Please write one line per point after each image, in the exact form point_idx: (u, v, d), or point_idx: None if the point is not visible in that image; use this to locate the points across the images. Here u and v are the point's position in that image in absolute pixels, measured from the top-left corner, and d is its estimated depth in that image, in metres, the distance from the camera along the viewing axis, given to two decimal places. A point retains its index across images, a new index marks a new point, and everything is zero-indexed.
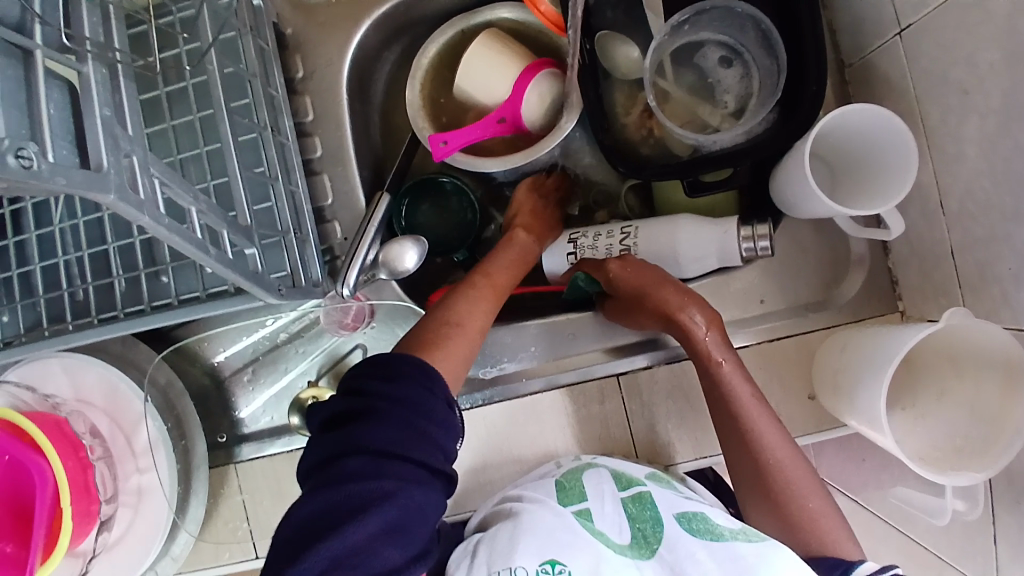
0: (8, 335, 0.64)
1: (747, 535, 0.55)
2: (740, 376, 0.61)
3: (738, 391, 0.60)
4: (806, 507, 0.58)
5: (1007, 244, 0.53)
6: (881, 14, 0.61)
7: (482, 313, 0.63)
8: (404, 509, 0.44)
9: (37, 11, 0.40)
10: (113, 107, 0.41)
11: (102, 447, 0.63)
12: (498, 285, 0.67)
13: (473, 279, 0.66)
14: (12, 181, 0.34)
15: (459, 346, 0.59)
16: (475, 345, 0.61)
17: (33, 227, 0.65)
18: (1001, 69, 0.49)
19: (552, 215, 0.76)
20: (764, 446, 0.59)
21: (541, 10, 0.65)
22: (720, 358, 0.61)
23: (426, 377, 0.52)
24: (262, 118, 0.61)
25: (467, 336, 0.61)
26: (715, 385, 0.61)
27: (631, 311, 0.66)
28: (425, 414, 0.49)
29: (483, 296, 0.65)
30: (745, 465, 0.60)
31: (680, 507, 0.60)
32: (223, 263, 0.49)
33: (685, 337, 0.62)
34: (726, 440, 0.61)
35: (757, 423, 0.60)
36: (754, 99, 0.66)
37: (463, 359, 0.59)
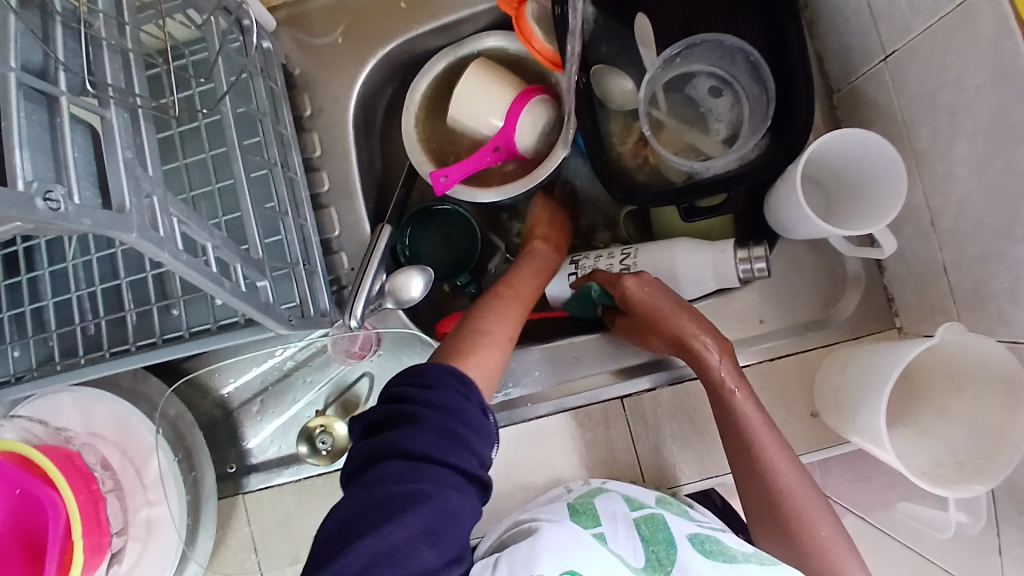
0: (20, 370, 0.65)
1: (760, 559, 0.57)
2: (752, 403, 0.62)
3: (751, 419, 0.61)
4: (818, 535, 0.59)
5: (1000, 259, 0.54)
6: (867, 43, 0.64)
7: (512, 323, 0.65)
8: (441, 512, 0.45)
9: (61, 59, 0.42)
10: (134, 149, 0.43)
11: (113, 480, 0.63)
12: (525, 296, 0.69)
13: (492, 296, 0.68)
14: (41, 222, 0.36)
15: (489, 361, 0.61)
16: (505, 356, 0.63)
17: (45, 263, 0.66)
18: (988, 91, 0.51)
19: (565, 225, 0.78)
20: (776, 474, 0.60)
21: (536, 46, 0.68)
22: (733, 386, 0.62)
23: (463, 385, 0.53)
24: (272, 154, 0.63)
25: (501, 345, 0.63)
26: (727, 412, 0.62)
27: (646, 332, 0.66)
28: (465, 423, 0.51)
29: (516, 308, 0.67)
30: (756, 490, 0.61)
31: (691, 529, 0.61)
32: (235, 295, 0.51)
33: (699, 363, 0.64)
34: (737, 465, 0.62)
35: (769, 451, 0.60)
36: (746, 124, 0.68)
37: (495, 367, 0.61)
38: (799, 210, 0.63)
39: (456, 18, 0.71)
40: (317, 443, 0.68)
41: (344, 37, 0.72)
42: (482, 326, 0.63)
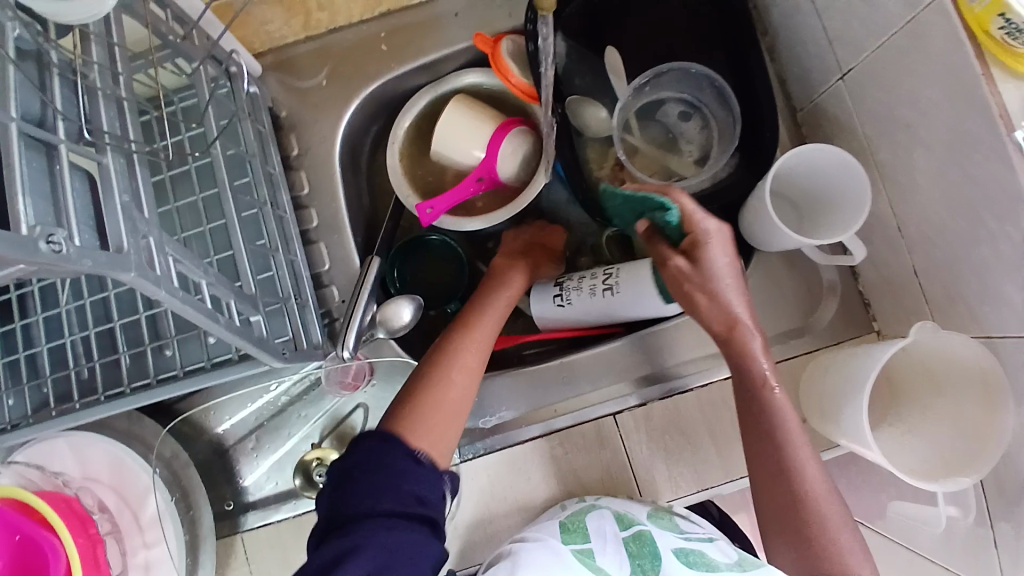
0: (15, 417, 0.65)
1: (742, 567, 0.61)
2: (790, 408, 0.61)
3: (786, 419, 0.60)
4: (837, 542, 0.57)
5: (967, 260, 0.57)
6: (825, 64, 0.67)
7: (475, 353, 0.65)
8: (376, 557, 0.48)
9: (59, 108, 0.44)
10: (131, 194, 0.44)
11: (110, 522, 0.64)
12: (490, 317, 0.69)
13: (457, 337, 0.66)
14: (44, 265, 0.37)
15: (447, 420, 0.60)
16: (466, 409, 0.62)
17: (38, 310, 0.67)
18: (940, 103, 0.54)
19: (540, 239, 0.79)
20: (806, 477, 0.59)
21: (513, 81, 0.71)
22: (774, 388, 0.61)
23: (385, 439, 0.56)
24: (262, 194, 0.65)
25: (465, 385, 0.63)
26: (765, 411, 0.61)
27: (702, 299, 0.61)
28: (394, 473, 0.53)
29: (479, 351, 0.66)
30: (782, 492, 0.59)
31: (677, 542, 0.62)
32: (229, 330, 0.52)
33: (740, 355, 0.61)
34: (768, 464, 0.60)
35: (799, 455, 0.59)
36: (715, 146, 0.72)
37: (453, 406, 0.61)
38: (769, 225, 0.66)
39: (435, 57, 0.74)
40: (314, 477, 0.67)
41: (327, 79, 0.74)
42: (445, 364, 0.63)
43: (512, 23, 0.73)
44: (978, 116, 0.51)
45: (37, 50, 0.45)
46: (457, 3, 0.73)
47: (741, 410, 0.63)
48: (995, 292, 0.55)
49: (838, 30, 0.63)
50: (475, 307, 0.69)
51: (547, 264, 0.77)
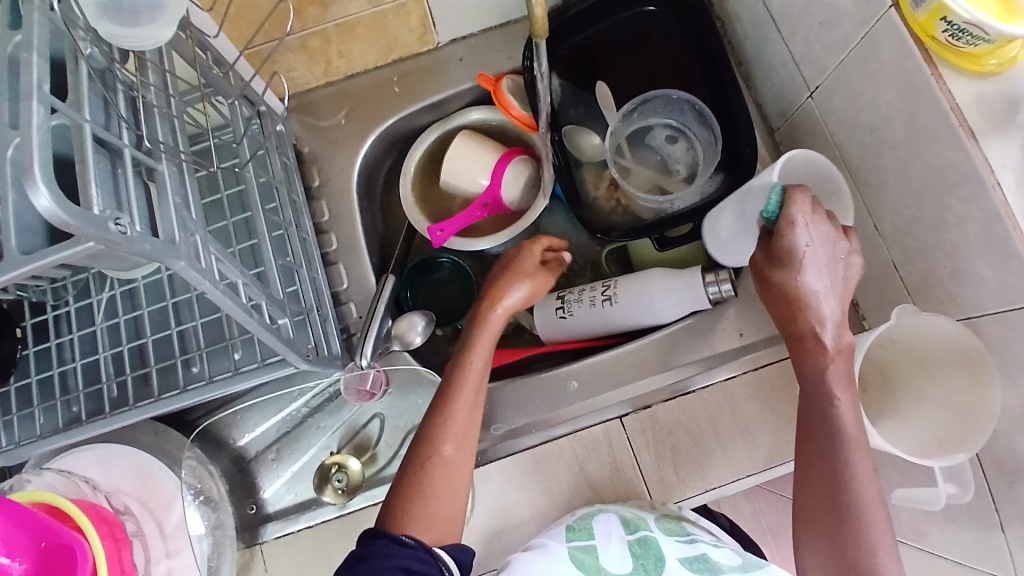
0: (46, 431, 0.68)
1: (745, 567, 0.62)
2: (855, 417, 0.59)
3: (850, 430, 0.59)
4: (875, 561, 0.56)
5: (938, 246, 0.61)
6: (795, 85, 0.74)
7: (470, 425, 0.66)
8: None
9: (121, 116, 0.49)
10: (181, 196, 0.50)
11: (136, 524, 0.64)
12: (479, 378, 0.68)
13: (435, 417, 0.65)
14: (109, 245, 0.42)
15: (442, 509, 0.62)
16: (462, 486, 0.64)
17: (72, 329, 0.71)
18: (898, 104, 0.60)
19: (520, 262, 0.74)
20: (860, 486, 0.58)
21: (514, 113, 0.78)
22: (839, 396, 0.60)
23: (373, 534, 0.59)
24: (287, 216, 0.71)
25: (463, 468, 0.64)
26: (827, 417, 0.60)
27: (785, 280, 0.61)
28: (379, 555, 0.56)
29: (460, 430, 0.65)
30: (832, 494, 0.58)
31: (682, 551, 0.63)
32: (263, 326, 0.56)
33: (811, 351, 0.62)
34: (824, 471, 0.59)
35: (858, 469, 0.58)
36: (701, 164, 0.78)
37: (457, 489, 0.63)
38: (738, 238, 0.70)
39: (442, 96, 0.82)
40: (332, 481, 0.72)
41: (345, 118, 0.82)
42: (439, 448, 0.64)
43: (511, 65, 0.82)
44: (931, 111, 0.56)
45: (105, 70, 0.50)
46: (461, 49, 0.82)
47: (805, 415, 0.62)
48: (968, 273, 0.59)
49: (803, 52, 0.70)
50: (449, 380, 0.67)
51: (541, 279, 0.73)
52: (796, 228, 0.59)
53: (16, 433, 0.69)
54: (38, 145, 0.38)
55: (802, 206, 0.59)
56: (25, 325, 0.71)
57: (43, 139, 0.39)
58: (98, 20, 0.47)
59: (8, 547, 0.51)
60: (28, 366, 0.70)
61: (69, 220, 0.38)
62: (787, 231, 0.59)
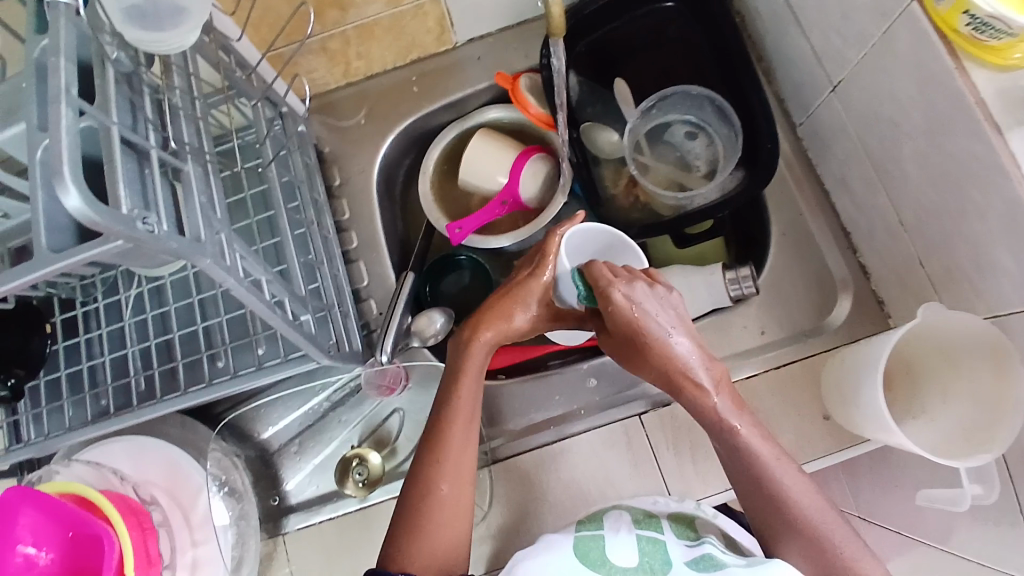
0: (76, 423, 0.70)
1: (754, 563, 0.58)
2: (760, 437, 0.61)
3: (762, 450, 0.60)
4: (842, 554, 0.57)
5: (962, 241, 0.60)
6: (816, 78, 0.73)
7: (463, 463, 0.63)
8: None
9: (147, 118, 0.50)
10: (207, 197, 0.51)
11: (161, 514, 0.66)
12: (466, 413, 0.65)
13: (426, 459, 0.63)
14: (137, 243, 0.43)
15: (443, 536, 0.60)
16: (462, 518, 0.62)
17: (102, 325, 0.73)
18: (918, 96, 0.58)
19: (522, 288, 0.66)
20: (795, 505, 0.59)
21: (532, 111, 0.78)
22: (736, 424, 0.61)
23: None
24: (308, 214, 0.73)
25: (463, 497, 0.62)
26: (733, 448, 0.61)
27: (640, 346, 0.62)
28: None
29: (455, 466, 0.63)
30: (777, 517, 0.60)
31: (693, 554, 0.60)
32: (286, 323, 0.57)
33: (697, 403, 0.62)
34: (752, 491, 0.61)
35: (783, 479, 0.60)
36: (722, 159, 0.77)
37: (460, 523, 0.62)
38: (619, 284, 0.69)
39: (460, 95, 0.83)
40: (352, 475, 0.74)
41: (365, 118, 0.83)
42: (434, 489, 0.61)
43: (528, 63, 0.82)
44: (952, 101, 0.55)
45: (131, 72, 0.51)
46: (479, 49, 0.83)
47: (717, 447, 0.63)
48: (993, 267, 0.57)
49: (823, 46, 0.69)
50: (439, 419, 0.64)
51: (532, 281, 0.66)
52: (618, 298, 0.62)
53: (46, 425, 0.71)
54: (67, 147, 0.40)
55: (608, 274, 0.63)
56: (55, 321, 0.74)
57: (71, 140, 0.41)
58: (124, 27, 0.49)
59: (36, 536, 0.56)
60: (58, 361, 0.73)
61: (98, 219, 0.39)
62: (613, 307, 0.62)
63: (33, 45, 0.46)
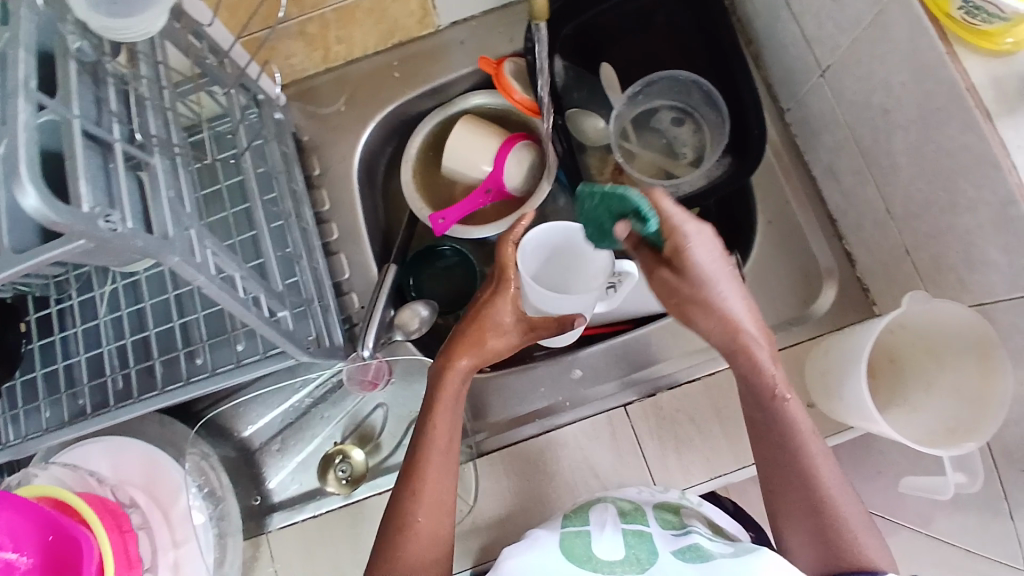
0: (52, 425, 0.69)
1: (737, 552, 0.57)
2: (803, 413, 0.60)
3: (802, 425, 0.60)
4: (857, 544, 0.57)
5: (951, 232, 0.59)
6: (806, 64, 0.72)
7: (444, 490, 0.62)
8: None
9: (111, 109, 0.48)
10: (175, 191, 0.49)
11: (141, 516, 0.65)
12: (445, 441, 0.64)
13: (407, 486, 0.62)
14: (100, 243, 0.41)
15: (424, 544, 0.60)
16: (444, 530, 0.62)
17: (77, 323, 0.71)
18: (910, 85, 0.57)
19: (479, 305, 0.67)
20: (823, 483, 0.59)
21: (516, 97, 0.76)
22: (786, 395, 0.59)
23: None
24: (286, 206, 0.70)
25: (443, 515, 0.62)
26: (778, 420, 0.60)
27: (697, 297, 0.59)
28: None
29: (433, 495, 0.62)
30: (798, 493, 0.59)
31: (678, 543, 0.60)
32: (261, 320, 0.56)
33: (750, 366, 0.59)
34: (783, 470, 0.60)
35: (816, 461, 0.59)
36: (708, 146, 0.77)
37: (440, 538, 0.61)
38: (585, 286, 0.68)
39: (444, 81, 0.81)
40: (335, 471, 0.74)
41: (345, 105, 0.81)
42: (413, 518, 0.61)
43: (512, 48, 0.80)
44: (945, 91, 0.54)
45: (95, 62, 0.48)
46: (462, 33, 0.81)
47: (755, 416, 0.61)
48: (981, 258, 0.57)
49: (814, 31, 0.68)
50: (418, 450, 0.63)
51: (493, 299, 0.66)
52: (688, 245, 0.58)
53: (23, 426, 0.69)
54: (23, 143, 0.38)
55: (681, 219, 0.58)
56: (29, 319, 0.71)
57: (30, 136, 0.38)
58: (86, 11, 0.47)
59: (14, 541, 0.54)
60: (33, 360, 0.70)
61: (58, 219, 0.37)
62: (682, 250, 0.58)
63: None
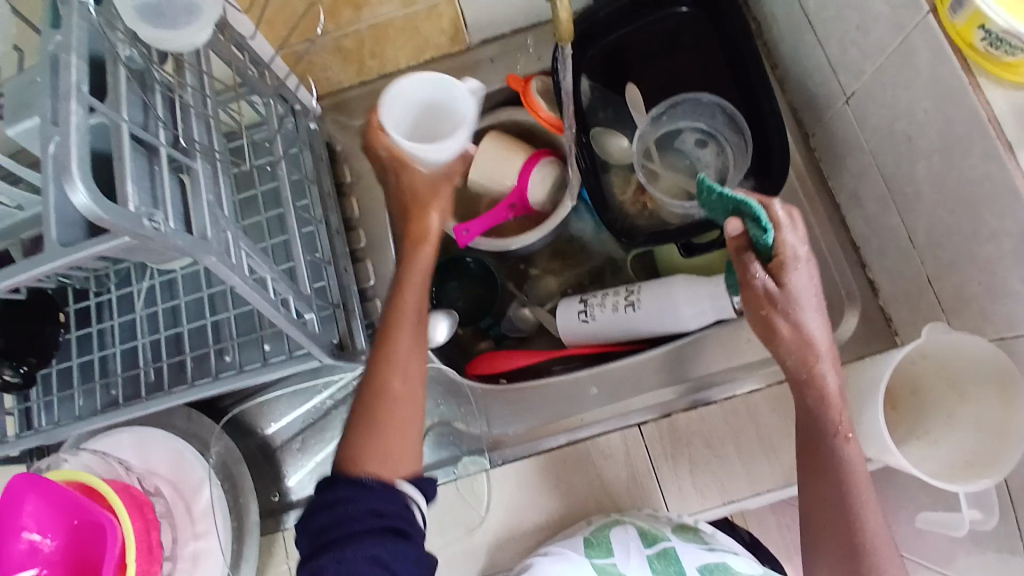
0: (85, 413, 0.71)
1: None
2: (859, 457, 0.60)
3: (857, 468, 0.59)
4: None
5: (973, 262, 0.59)
6: (830, 90, 0.72)
7: (415, 357, 0.68)
8: (360, 510, 0.58)
9: (157, 115, 0.51)
10: (214, 195, 0.51)
11: (164, 505, 0.68)
12: (415, 312, 0.70)
13: (379, 357, 0.67)
14: (142, 241, 0.43)
15: (400, 422, 0.65)
16: (417, 416, 0.66)
17: (114, 315, 0.74)
18: (934, 113, 0.57)
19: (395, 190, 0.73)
20: (868, 524, 0.58)
21: (542, 115, 0.77)
22: (848, 434, 0.59)
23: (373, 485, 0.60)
24: (318, 213, 0.74)
25: (416, 390, 0.67)
26: (836, 460, 0.59)
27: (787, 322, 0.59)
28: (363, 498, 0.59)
29: (404, 362, 0.67)
30: (839, 532, 0.58)
31: (703, 558, 0.65)
32: (289, 320, 0.58)
33: (818, 399, 0.60)
34: (829, 505, 0.59)
35: (866, 503, 0.58)
36: (731, 168, 0.76)
37: (413, 421, 0.66)
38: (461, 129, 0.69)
39: None
40: None
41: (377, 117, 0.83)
42: (386, 386, 0.65)
43: (540, 67, 0.82)
44: (968, 120, 0.54)
45: (142, 70, 0.52)
46: (492, 51, 0.83)
47: (805, 445, 0.61)
48: (1002, 289, 0.57)
49: (839, 57, 0.68)
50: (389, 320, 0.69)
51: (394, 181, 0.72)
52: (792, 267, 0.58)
53: (57, 412, 0.72)
54: (75, 145, 0.40)
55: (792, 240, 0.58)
56: (68, 311, 0.74)
57: (81, 138, 0.41)
58: (138, 24, 0.49)
59: (39, 524, 0.57)
60: (70, 350, 0.74)
61: (105, 216, 0.40)
62: (784, 270, 0.58)
63: (49, 40, 0.45)
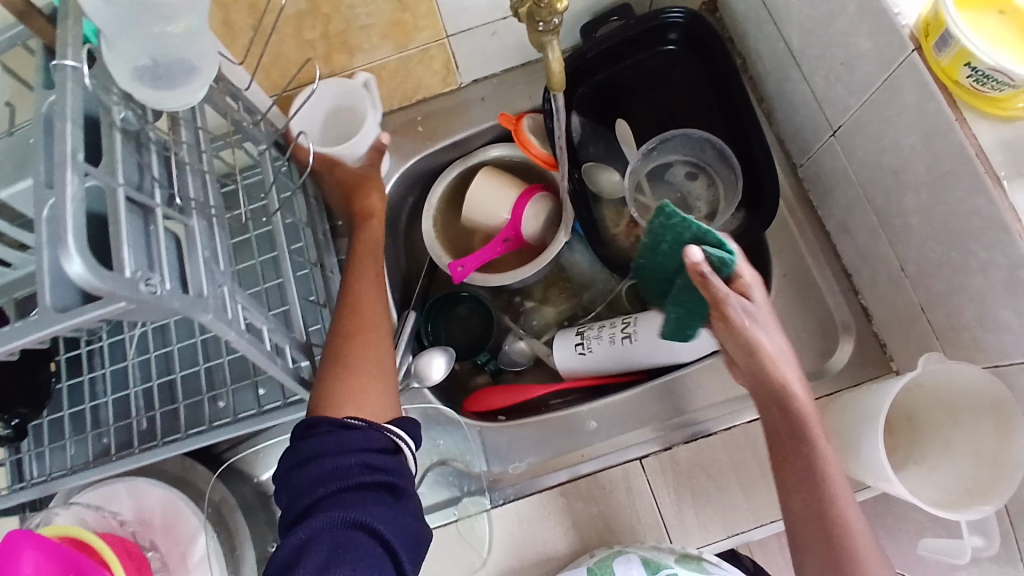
0: (76, 463, 0.70)
1: None
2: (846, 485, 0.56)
3: (843, 494, 0.55)
4: None
5: (964, 292, 0.60)
6: (817, 123, 0.74)
7: (376, 305, 0.68)
8: (351, 461, 0.54)
9: (153, 174, 0.51)
10: (210, 250, 0.51)
11: (159, 559, 0.67)
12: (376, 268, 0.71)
13: (343, 313, 0.67)
14: (139, 304, 0.43)
15: (370, 360, 0.63)
16: (386, 365, 0.64)
17: (106, 363, 0.73)
18: (920, 148, 0.59)
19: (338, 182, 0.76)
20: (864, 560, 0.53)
21: (533, 152, 0.78)
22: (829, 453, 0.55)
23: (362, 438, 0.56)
24: (312, 255, 0.74)
25: (381, 337, 0.66)
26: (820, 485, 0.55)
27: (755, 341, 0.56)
28: (350, 446, 0.55)
29: (366, 309, 0.67)
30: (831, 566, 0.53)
31: None
32: (284, 370, 0.58)
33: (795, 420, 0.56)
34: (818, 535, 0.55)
35: (856, 533, 0.54)
36: (722, 202, 0.78)
37: (380, 362, 0.64)
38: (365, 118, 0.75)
39: (464, 135, 0.84)
40: None
41: None
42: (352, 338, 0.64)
43: (531, 104, 0.83)
44: (955, 155, 0.55)
45: (138, 130, 0.52)
46: (483, 89, 0.84)
47: (787, 469, 0.57)
48: (994, 319, 0.57)
49: (825, 92, 0.70)
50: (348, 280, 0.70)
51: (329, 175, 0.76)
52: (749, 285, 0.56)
53: (47, 463, 0.71)
54: (71, 215, 0.40)
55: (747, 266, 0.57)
56: (59, 359, 0.73)
57: (77, 206, 0.41)
58: (131, 81, 0.50)
59: None
60: (61, 400, 0.73)
61: (102, 285, 0.39)
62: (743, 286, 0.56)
63: (42, 100, 0.47)
